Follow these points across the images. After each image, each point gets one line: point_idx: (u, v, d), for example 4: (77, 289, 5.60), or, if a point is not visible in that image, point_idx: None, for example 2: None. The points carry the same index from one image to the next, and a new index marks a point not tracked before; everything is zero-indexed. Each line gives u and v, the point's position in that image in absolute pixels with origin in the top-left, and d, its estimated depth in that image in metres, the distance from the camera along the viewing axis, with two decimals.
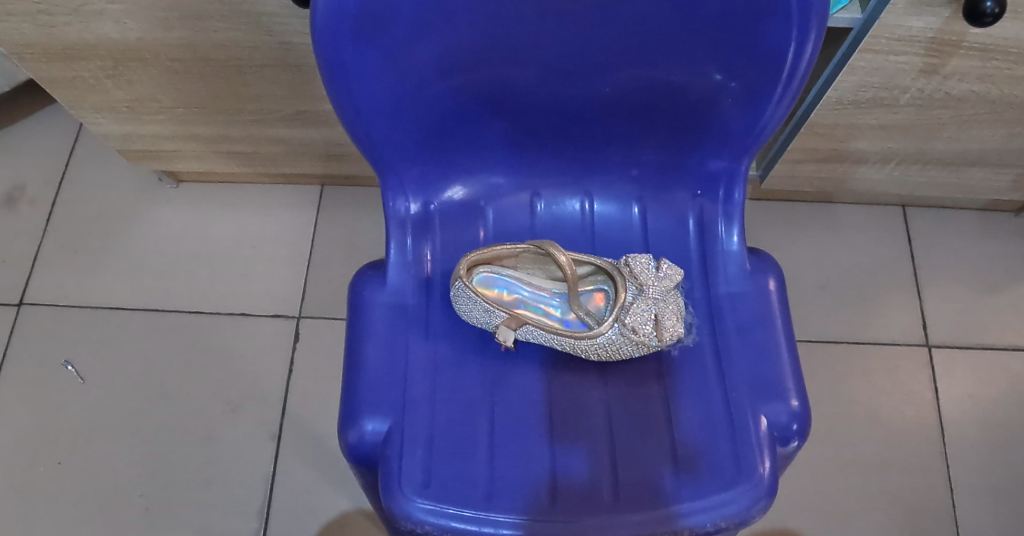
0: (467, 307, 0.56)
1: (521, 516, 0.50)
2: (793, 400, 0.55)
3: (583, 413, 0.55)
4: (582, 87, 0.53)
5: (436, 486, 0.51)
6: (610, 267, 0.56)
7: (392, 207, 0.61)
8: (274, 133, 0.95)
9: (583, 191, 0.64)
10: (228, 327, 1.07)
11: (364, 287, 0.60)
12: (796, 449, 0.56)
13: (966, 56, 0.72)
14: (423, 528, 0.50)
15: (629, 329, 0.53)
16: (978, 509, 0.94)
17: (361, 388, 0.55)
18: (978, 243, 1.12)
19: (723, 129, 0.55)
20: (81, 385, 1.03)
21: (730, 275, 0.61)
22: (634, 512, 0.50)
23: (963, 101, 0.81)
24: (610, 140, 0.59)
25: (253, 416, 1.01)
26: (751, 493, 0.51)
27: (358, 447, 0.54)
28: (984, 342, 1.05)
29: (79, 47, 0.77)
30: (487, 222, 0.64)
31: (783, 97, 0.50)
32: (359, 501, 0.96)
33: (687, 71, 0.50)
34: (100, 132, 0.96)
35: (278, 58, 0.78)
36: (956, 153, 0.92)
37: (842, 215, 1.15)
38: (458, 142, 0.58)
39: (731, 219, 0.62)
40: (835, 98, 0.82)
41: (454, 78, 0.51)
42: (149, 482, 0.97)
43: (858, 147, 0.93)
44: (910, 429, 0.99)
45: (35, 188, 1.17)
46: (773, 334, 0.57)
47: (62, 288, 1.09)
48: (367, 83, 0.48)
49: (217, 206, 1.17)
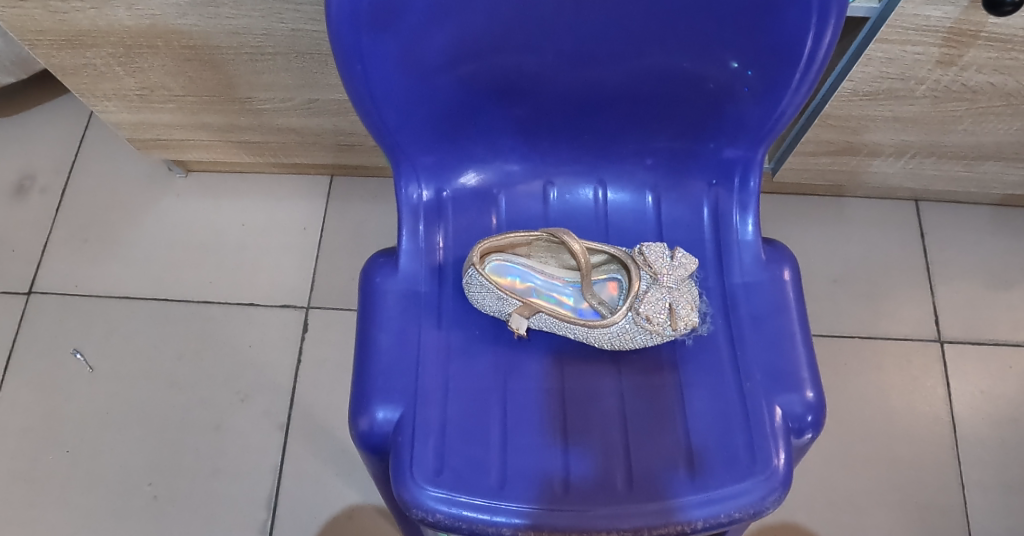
0: (480, 295, 0.55)
1: (534, 506, 0.50)
2: (809, 390, 0.54)
3: (596, 402, 0.55)
4: (597, 74, 0.52)
5: (448, 474, 0.51)
6: (623, 256, 0.56)
7: (404, 194, 0.61)
8: (284, 122, 0.95)
9: (597, 179, 0.64)
10: (237, 317, 1.07)
11: (376, 274, 0.60)
12: (811, 440, 0.55)
13: (983, 47, 0.71)
14: (434, 517, 0.50)
15: (643, 318, 0.52)
16: (991, 508, 0.93)
17: (373, 375, 0.55)
18: (990, 238, 1.11)
19: (740, 118, 0.55)
20: (90, 373, 1.03)
21: (745, 265, 0.60)
22: (647, 502, 0.50)
23: (979, 93, 0.80)
24: (625, 128, 0.58)
25: (262, 406, 1.01)
26: (765, 484, 0.50)
27: (369, 435, 0.54)
28: (996, 338, 1.03)
29: (90, 34, 0.77)
30: (500, 209, 0.63)
31: (801, 85, 0.49)
32: (368, 493, 0.96)
33: (704, 58, 0.50)
34: (111, 121, 0.96)
35: (290, 45, 0.78)
36: (972, 146, 0.91)
37: (854, 210, 1.14)
38: (471, 128, 0.58)
39: (746, 208, 0.61)
40: (850, 89, 0.81)
41: (469, 64, 0.50)
42: (158, 471, 0.97)
43: (872, 140, 0.92)
44: (922, 426, 0.98)
45: (45, 177, 1.18)
46: (788, 324, 0.57)
47: (71, 277, 1.09)
48: (382, 68, 0.48)
49: (226, 196, 1.17)
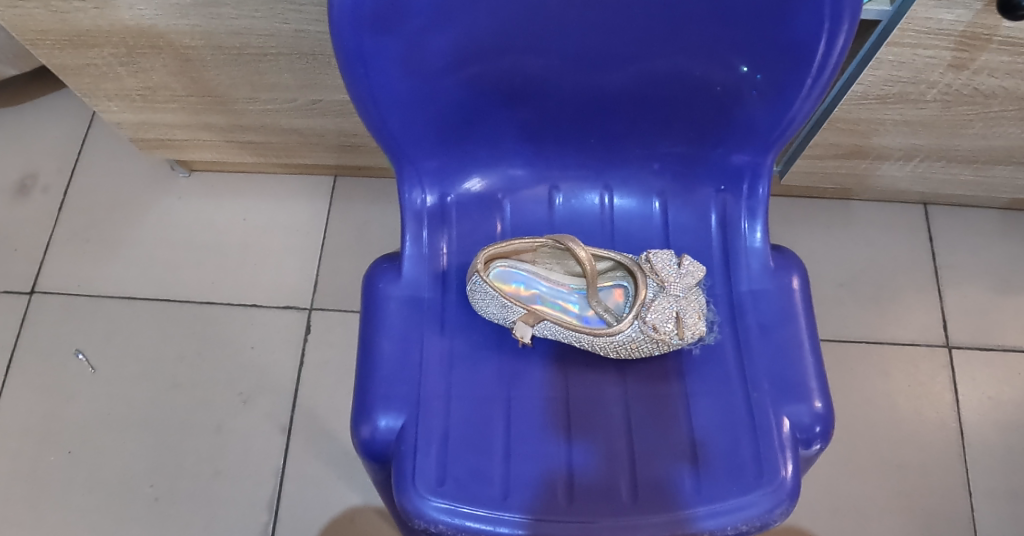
0: (484, 302, 0.55)
1: (538, 517, 0.49)
2: (817, 401, 0.54)
3: (600, 411, 0.54)
4: (604, 78, 0.52)
5: (451, 484, 0.50)
6: (630, 263, 0.55)
7: (408, 198, 0.60)
8: (287, 123, 0.94)
9: (603, 184, 0.63)
10: (239, 317, 1.07)
11: (379, 280, 0.59)
12: (818, 451, 0.54)
13: (996, 51, 0.70)
14: (436, 527, 0.49)
15: (650, 326, 0.51)
16: (998, 515, 0.92)
17: (375, 382, 0.54)
18: (999, 243, 1.10)
19: (749, 123, 0.54)
20: (92, 374, 1.03)
21: (753, 273, 0.59)
22: (652, 513, 0.49)
23: (991, 97, 0.78)
24: (632, 133, 0.58)
25: (264, 407, 1.00)
26: (772, 497, 0.50)
27: (371, 443, 0.53)
28: (1005, 343, 1.02)
29: (91, 33, 0.76)
30: (504, 215, 0.63)
31: (812, 91, 0.48)
32: (369, 496, 0.95)
33: (712, 62, 0.49)
34: (113, 121, 0.96)
35: (293, 46, 0.77)
36: (982, 150, 0.90)
37: (861, 213, 1.13)
38: (476, 132, 0.57)
39: (754, 215, 0.60)
40: (859, 93, 0.80)
41: (474, 67, 0.50)
42: (159, 472, 0.97)
43: (881, 143, 0.91)
44: (928, 432, 0.97)
45: (48, 176, 1.17)
46: (797, 333, 0.56)
47: (73, 276, 1.09)
48: (385, 71, 0.47)
49: (229, 196, 1.16)
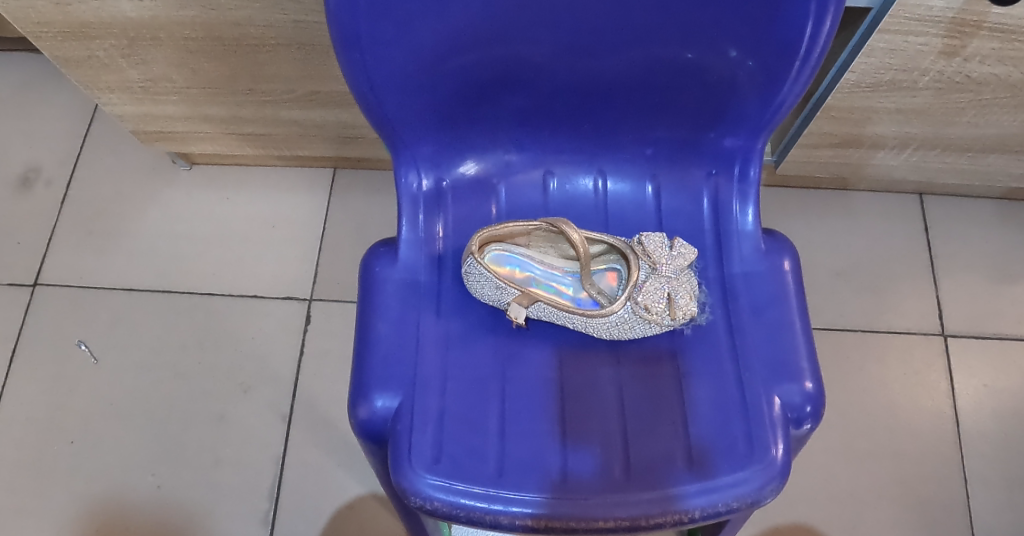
0: (479, 284, 0.55)
1: (534, 494, 0.50)
2: (808, 381, 0.54)
3: (594, 391, 0.55)
4: (597, 64, 0.52)
5: (447, 462, 0.51)
6: (622, 245, 0.56)
7: (405, 183, 0.61)
8: (286, 114, 0.96)
9: (597, 168, 0.64)
10: (240, 308, 1.08)
11: (375, 263, 0.60)
12: (810, 431, 0.55)
13: (987, 37, 0.71)
14: (432, 504, 0.50)
15: (642, 307, 0.52)
16: (994, 503, 0.93)
17: (372, 363, 0.55)
18: (994, 232, 1.11)
19: (740, 108, 0.55)
20: (94, 364, 1.04)
21: (745, 256, 0.60)
22: (645, 490, 0.50)
23: (983, 84, 0.79)
24: (625, 118, 0.58)
25: (265, 396, 1.01)
26: (762, 474, 0.50)
27: (368, 423, 0.54)
28: (1001, 332, 1.03)
29: (94, 26, 0.77)
30: (499, 199, 0.63)
31: (801, 74, 0.49)
32: (370, 485, 0.96)
33: (704, 47, 0.50)
34: (115, 113, 0.97)
35: (291, 37, 0.78)
36: (975, 138, 0.91)
37: (858, 203, 1.14)
38: (471, 117, 0.58)
39: (746, 198, 0.61)
40: (853, 81, 0.81)
41: (470, 54, 0.51)
42: (162, 461, 0.98)
43: (876, 132, 0.91)
44: (925, 420, 0.98)
45: (50, 169, 1.18)
46: (788, 314, 0.57)
47: (74, 269, 1.10)
48: (382, 58, 0.48)
49: (230, 189, 1.17)
